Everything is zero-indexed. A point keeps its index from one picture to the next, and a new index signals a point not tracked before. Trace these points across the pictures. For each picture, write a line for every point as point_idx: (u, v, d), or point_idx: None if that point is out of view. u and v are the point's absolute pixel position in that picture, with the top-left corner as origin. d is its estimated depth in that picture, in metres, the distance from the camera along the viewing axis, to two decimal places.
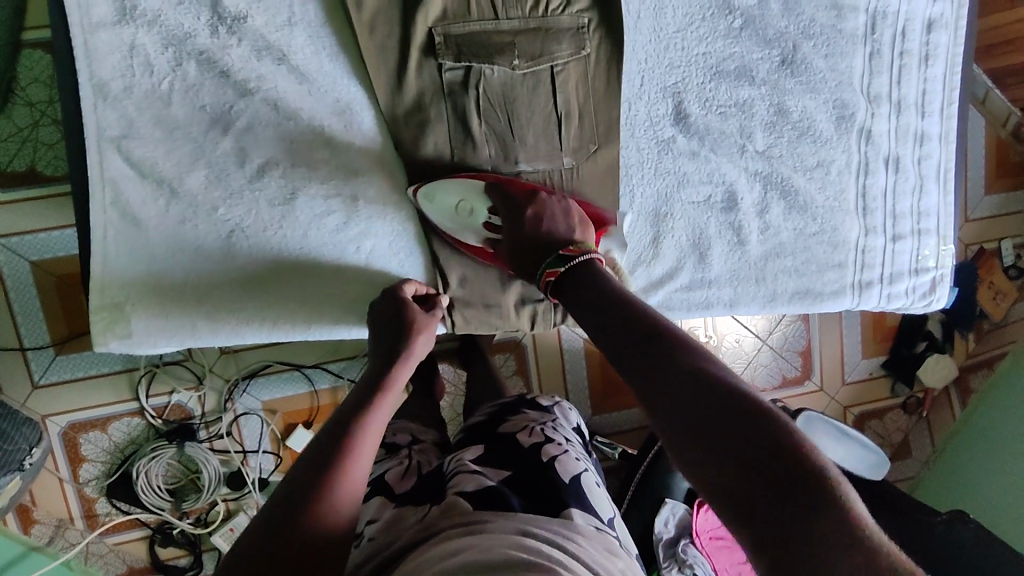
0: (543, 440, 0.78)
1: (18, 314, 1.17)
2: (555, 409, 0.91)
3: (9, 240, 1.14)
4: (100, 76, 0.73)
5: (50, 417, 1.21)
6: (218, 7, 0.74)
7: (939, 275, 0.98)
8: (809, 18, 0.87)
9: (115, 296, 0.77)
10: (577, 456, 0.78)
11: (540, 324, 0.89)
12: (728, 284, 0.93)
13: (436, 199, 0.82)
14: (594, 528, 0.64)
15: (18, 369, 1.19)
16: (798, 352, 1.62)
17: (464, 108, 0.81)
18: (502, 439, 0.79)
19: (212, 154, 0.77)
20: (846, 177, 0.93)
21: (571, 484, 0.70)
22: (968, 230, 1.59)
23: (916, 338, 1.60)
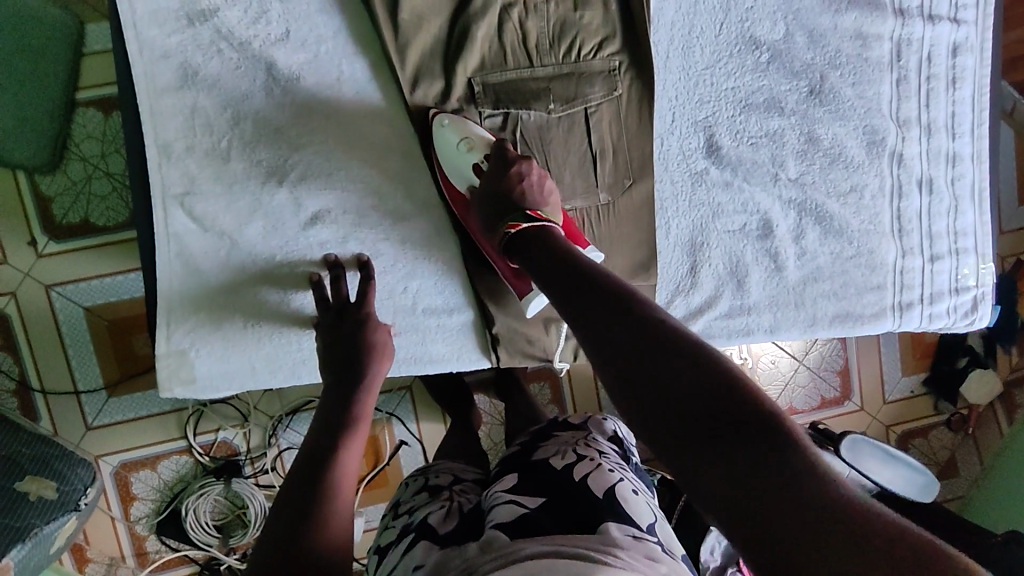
0: (576, 459, 0.78)
1: (74, 360, 1.22)
2: (588, 424, 0.91)
3: (64, 288, 1.20)
4: (164, 138, 0.79)
5: (103, 457, 1.25)
6: (273, 70, 0.79)
7: (979, 294, 0.98)
8: (835, 49, 0.90)
9: (179, 344, 0.82)
10: (612, 469, 0.78)
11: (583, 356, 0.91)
12: (768, 311, 0.94)
13: (443, 131, 0.80)
14: (632, 537, 0.63)
15: (73, 412, 1.23)
16: (836, 372, 1.63)
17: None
18: (534, 465, 0.79)
19: (268, 205, 0.81)
20: (879, 201, 0.94)
21: (606, 497, 0.70)
22: (1005, 242, 1.62)
23: (957, 353, 1.61)
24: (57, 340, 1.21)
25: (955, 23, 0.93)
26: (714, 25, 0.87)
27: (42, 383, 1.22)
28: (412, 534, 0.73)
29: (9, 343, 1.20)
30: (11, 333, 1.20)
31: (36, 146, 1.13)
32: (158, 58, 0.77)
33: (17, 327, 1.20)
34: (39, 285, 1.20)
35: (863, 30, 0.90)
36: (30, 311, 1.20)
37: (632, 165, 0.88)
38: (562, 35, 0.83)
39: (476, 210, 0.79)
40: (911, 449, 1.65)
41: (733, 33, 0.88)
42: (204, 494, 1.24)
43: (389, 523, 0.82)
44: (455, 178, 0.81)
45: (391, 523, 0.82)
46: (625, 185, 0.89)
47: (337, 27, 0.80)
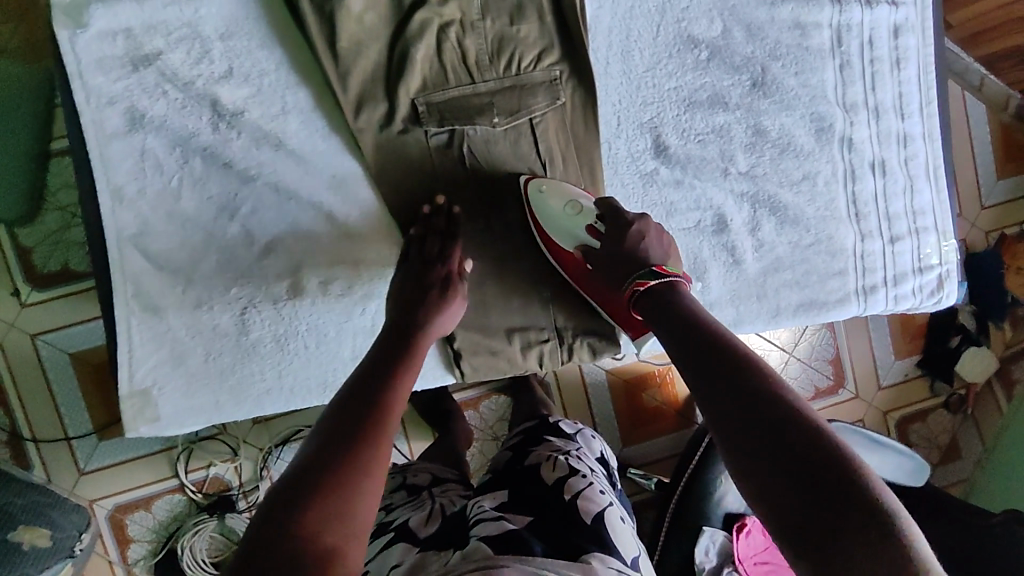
0: (566, 474, 0.79)
1: (61, 405, 1.23)
2: (578, 438, 0.93)
3: (47, 336, 1.22)
4: (116, 182, 0.80)
5: (97, 501, 1.25)
6: (218, 107, 0.81)
7: (945, 272, 0.98)
8: (774, 41, 0.91)
9: (142, 382, 0.83)
10: (602, 489, 0.79)
11: (548, 365, 0.91)
12: (730, 305, 0.94)
13: (546, 196, 0.84)
14: (616, 571, 0.64)
15: (64, 458, 1.24)
16: (828, 361, 1.61)
17: (452, 169, 0.86)
18: (525, 477, 0.80)
19: (222, 239, 0.83)
20: (834, 188, 0.94)
21: (595, 523, 0.70)
22: (986, 217, 1.63)
23: (949, 332, 1.60)
24: (45, 387, 1.22)
25: (894, 5, 0.93)
26: (651, 28, 0.89)
27: (34, 431, 1.22)
28: (392, 534, 0.74)
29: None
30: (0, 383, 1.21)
31: (13, 199, 1.15)
32: (105, 104, 0.79)
33: (5, 378, 1.21)
34: (24, 334, 1.21)
35: (800, 20, 0.91)
36: (15, 360, 1.21)
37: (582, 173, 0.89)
38: (502, 49, 0.84)
39: (595, 266, 0.81)
40: (911, 434, 1.63)
41: (670, 34, 0.89)
42: (197, 531, 1.24)
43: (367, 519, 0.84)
44: (559, 235, 0.84)
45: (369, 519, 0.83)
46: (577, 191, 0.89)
47: (279, 60, 0.81)
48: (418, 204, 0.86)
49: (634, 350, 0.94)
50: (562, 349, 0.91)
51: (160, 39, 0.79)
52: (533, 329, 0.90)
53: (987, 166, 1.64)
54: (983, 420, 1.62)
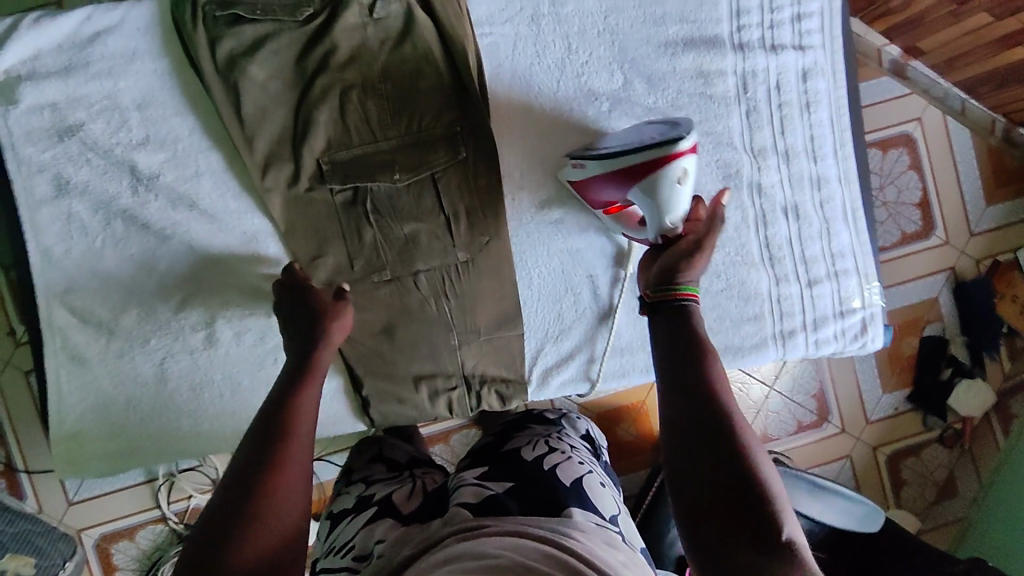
0: (545, 451, 0.93)
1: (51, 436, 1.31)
2: (563, 420, 1.07)
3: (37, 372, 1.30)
4: (45, 243, 0.86)
5: (84, 531, 1.32)
6: (136, 172, 0.87)
7: (869, 315, 0.96)
8: (675, 91, 0.92)
9: (72, 429, 0.89)
10: (579, 462, 0.92)
11: (457, 411, 0.93)
12: (642, 351, 0.95)
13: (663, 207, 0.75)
14: (593, 524, 0.74)
15: (55, 488, 1.31)
16: (812, 395, 1.56)
17: (357, 223, 0.89)
18: (505, 456, 0.93)
19: (141, 294, 0.88)
20: (745, 233, 0.94)
21: (571, 486, 0.83)
22: (976, 244, 1.57)
23: (939, 364, 1.55)
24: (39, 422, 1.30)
25: (800, 49, 0.94)
26: (550, 83, 0.91)
27: (27, 462, 1.30)
28: (376, 507, 0.88)
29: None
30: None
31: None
32: (33, 173, 0.86)
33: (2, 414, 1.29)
34: (19, 372, 1.29)
35: (703, 69, 0.92)
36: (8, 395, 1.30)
37: (483, 224, 0.90)
38: (403, 108, 0.88)
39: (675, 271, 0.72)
40: (902, 470, 1.58)
41: (571, 88, 0.91)
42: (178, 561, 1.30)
43: (343, 491, 0.98)
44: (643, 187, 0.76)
45: (347, 490, 0.97)
46: (474, 239, 0.90)
47: (193, 126, 0.87)
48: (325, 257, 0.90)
49: (544, 396, 0.95)
50: (470, 395, 0.93)
51: (83, 111, 0.86)
52: (438, 377, 0.92)
53: (974, 193, 1.58)
54: (982, 457, 1.55)
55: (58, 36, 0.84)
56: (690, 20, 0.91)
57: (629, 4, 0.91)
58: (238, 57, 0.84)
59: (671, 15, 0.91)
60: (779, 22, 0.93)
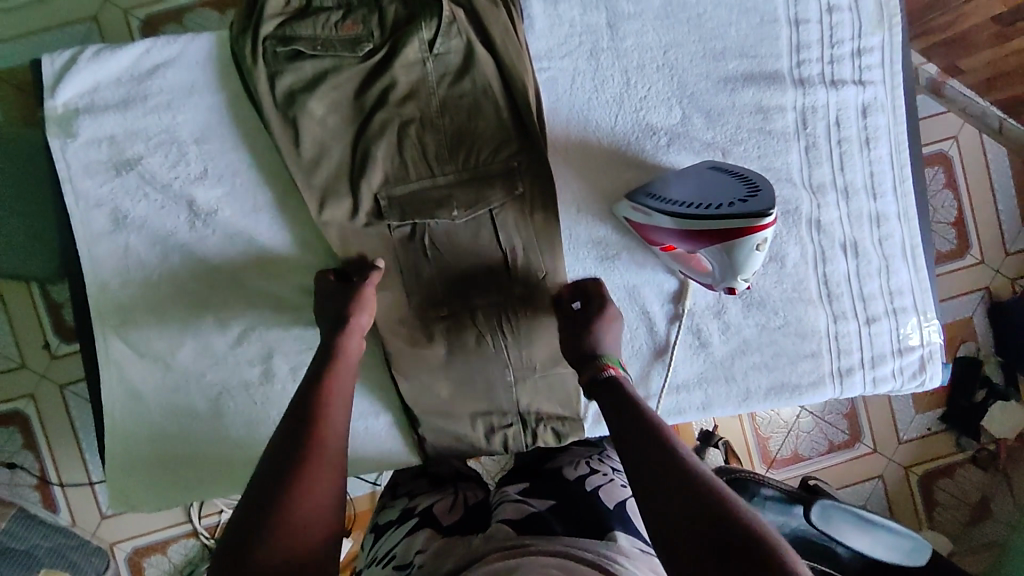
0: (588, 471, 0.83)
1: (85, 450, 1.32)
2: (603, 442, 0.94)
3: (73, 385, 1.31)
4: (102, 277, 0.86)
5: (117, 544, 1.33)
6: (194, 206, 0.86)
7: (927, 353, 0.96)
8: (734, 125, 0.91)
9: (126, 462, 0.88)
10: (623, 484, 0.81)
11: (513, 449, 0.92)
12: (698, 388, 0.94)
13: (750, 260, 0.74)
14: (639, 550, 0.66)
15: (88, 501, 1.32)
16: (844, 415, 1.55)
17: (415, 260, 0.88)
18: (547, 474, 0.84)
19: (198, 328, 0.88)
20: (802, 269, 0.93)
21: (615, 508, 0.73)
22: (1012, 264, 1.55)
23: (972, 385, 1.53)
24: (71, 432, 1.31)
25: (861, 84, 0.92)
26: (608, 118, 0.91)
27: (61, 476, 1.31)
28: (415, 519, 0.78)
29: (28, 439, 1.30)
30: (33, 434, 1.30)
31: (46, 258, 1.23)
32: (91, 207, 0.85)
33: (36, 424, 1.30)
34: (54, 385, 1.31)
35: (762, 104, 0.91)
36: (44, 409, 1.30)
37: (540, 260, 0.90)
38: (461, 144, 0.88)
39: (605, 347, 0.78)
40: (935, 490, 1.56)
41: (628, 123, 0.91)
42: None
43: (386, 505, 0.87)
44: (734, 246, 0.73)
45: (389, 503, 0.87)
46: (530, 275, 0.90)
47: (251, 160, 0.87)
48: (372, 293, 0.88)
49: (599, 433, 0.95)
50: (526, 432, 0.92)
51: (141, 144, 0.85)
52: (495, 413, 0.91)
53: (1011, 213, 1.55)
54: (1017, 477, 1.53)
55: (115, 70, 0.84)
56: (750, 55, 0.91)
57: (689, 40, 0.90)
58: (298, 92, 0.83)
59: (730, 50, 0.91)
60: (839, 57, 0.92)
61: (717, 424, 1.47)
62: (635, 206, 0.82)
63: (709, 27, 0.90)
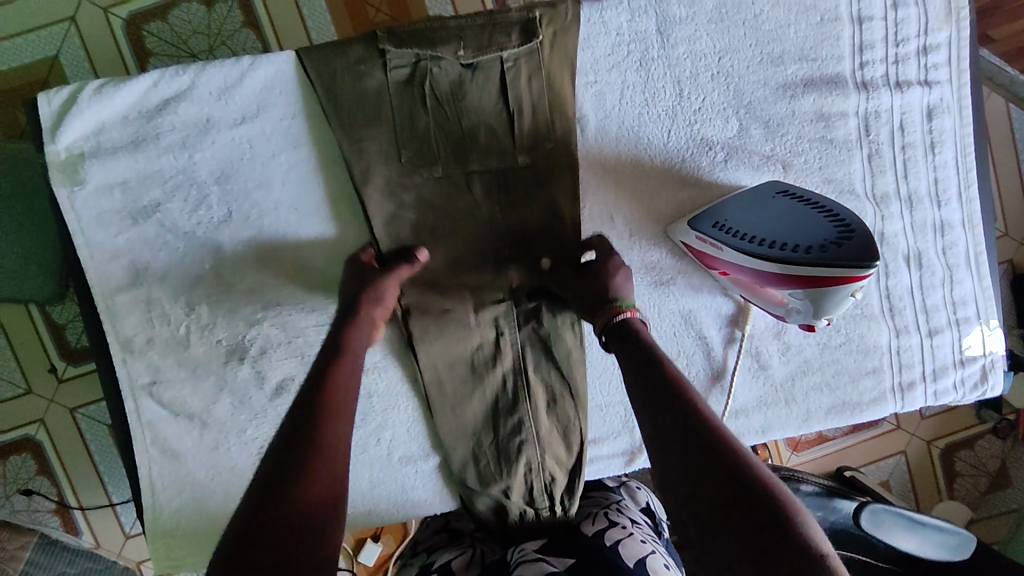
0: (607, 525, 0.79)
1: (104, 473, 1.27)
2: (621, 490, 0.90)
3: (88, 409, 1.25)
4: (125, 334, 0.80)
5: (144, 563, 1.30)
6: (220, 253, 0.80)
7: (989, 362, 0.92)
8: (795, 136, 0.85)
9: (166, 523, 0.83)
10: (644, 538, 0.76)
11: (549, 449, 0.86)
12: (757, 412, 0.90)
13: (831, 309, 0.69)
14: None
15: (111, 524, 1.28)
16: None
17: (411, 107, 0.78)
18: (567, 532, 0.80)
19: (233, 381, 0.82)
20: (864, 285, 0.89)
21: (637, 568, 0.68)
22: None
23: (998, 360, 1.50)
24: (87, 456, 1.26)
25: (927, 85, 0.86)
26: (661, 134, 0.84)
27: (80, 499, 1.26)
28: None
29: (42, 465, 1.25)
30: (47, 460, 1.25)
31: (41, 287, 1.14)
32: (107, 259, 0.78)
33: (50, 451, 1.25)
34: (64, 409, 1.25)
35: (823, 111, 0.85)
36: (58, 436, 1.25)
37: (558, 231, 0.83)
38: (505, 166, 0.81)
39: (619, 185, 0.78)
40: (957, 463, 1.55)
41: (681, 138, 0.85)
42: None
43: (407, 562, 0.83)
44: (821, 295, 0.68)
45: (410, 561, 0.83)
46: (561, 150, 0.82)
47: (278, 199, 0.80)
48: (360, 167, 0.79)
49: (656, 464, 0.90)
50: (567, 456, 0.87)
51: (157, 189, 0.78)
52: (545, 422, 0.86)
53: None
54: None
55: (122, 107, 0.76)
56: (811, 58, 0.84)
57: (744, 44, 0.83)
58: None
59: (790, 53, 0.84)
60: (904, 56, 0.85)
61: None
62: (697, 234, 0.77)
63: (766, 29, 0.83)
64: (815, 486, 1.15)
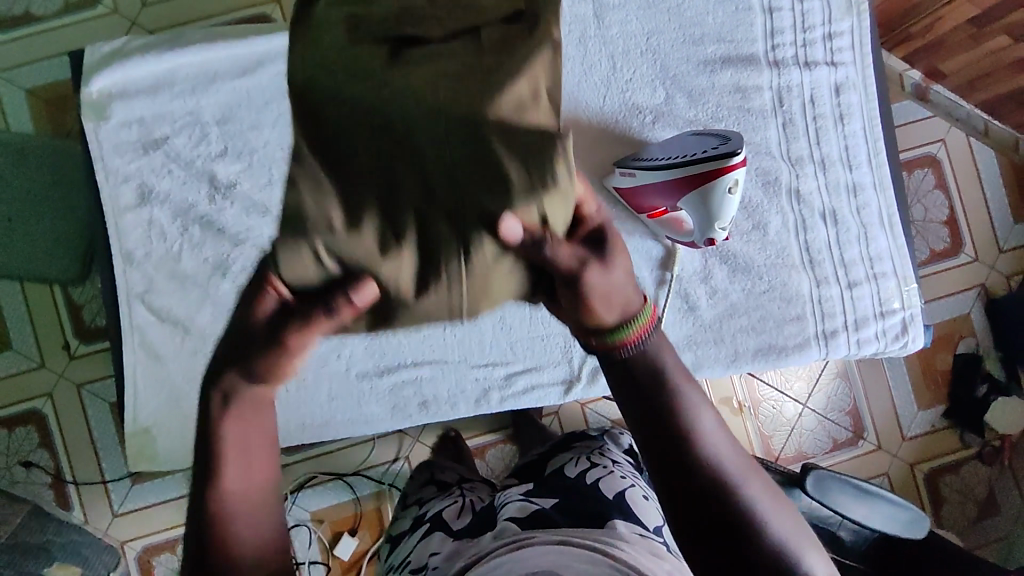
0: (589, 465, 0.83)
1: (100, 449, 1.29)
2: (605, 436, 0.97)
3: (94, 385, 1.30)
4: (128, 248, 0.93)
5: (128, 543, 1.28)
6: (214, 181, 0.94)
7: (909, 316, 0.99)
8: (715, 104, 0.98)
9: (143, 421, 0.93)
10: (624, 475, 0.82)
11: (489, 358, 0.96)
12: (688, 350, 0.97)
13: (719, 215, 0.83)
14: (637, 534, 0.65)
15: (100, 499, 1.28)
16: (846, 412, 1.47)
17: None
18: (551, 473, 0.85)
19: (215, 294, 0.94)
20: (785, 237, 0.98)
21: (616, 499, 0.74)
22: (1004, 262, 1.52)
23: (973, 380, 1.49)
24: (87, 431, 1.29)
25: (832, 66, 0.99)
26: (598, 99, 0.98)
27: (75, 473, 1.28)
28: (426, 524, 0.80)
29: (44, 436, 1.29)
30: (50, 432, 1.28)
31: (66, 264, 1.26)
32: (120, 183, 0.92)
33: (53, 422, 1.29)
34: (72, 385, 1.30)
35: (740, 84, 0.98)
36: (61, 409, 1.29)
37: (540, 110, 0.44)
38: None
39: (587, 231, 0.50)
40: (943, 488, 1.48)
41: (615, 103, 0.98)
42: None
43: (401, 515, 0.91)
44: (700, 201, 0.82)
45: (402, 513, 0.92)
46: None
47: (266, 138, 0.94)
48: None
49: (593, 394, 0.98)
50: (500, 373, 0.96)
51: (168, 126, 0.93)
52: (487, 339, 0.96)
53: (1000, 208, 1.53)
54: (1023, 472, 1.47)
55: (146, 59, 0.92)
56: (728, 40, 0.98)
57: (669, 27, 0.98)
58: None
59: (709, 36, 0.98)
60: (811, 41, 0.99)
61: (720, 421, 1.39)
62: (622, 171, 0.90)
63: (688, 16, 0.98)
64: (776, 478, 1.24)
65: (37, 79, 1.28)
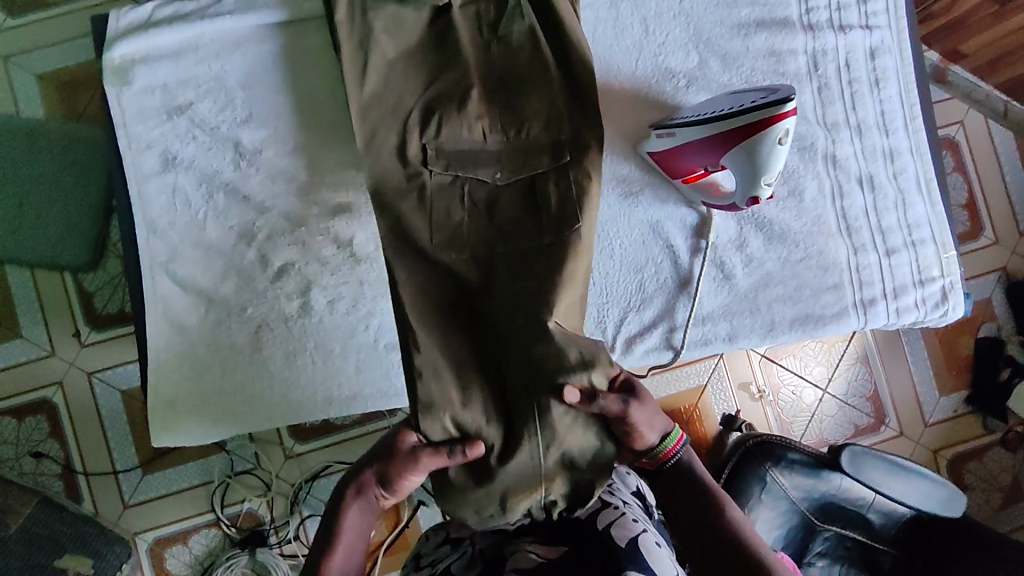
0: (598, 505, 0.73)
1: (110, 438, 1.22)
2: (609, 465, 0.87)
3: (104, 374, 1.23)
4: (150, 216, 0.90)
5: (139, 534, 1.21)
6: (239, 148, 0.91)
7: (948, 284, 0.97)
8: (749, 69, 0.96)
9: (166, 395, 0.90)
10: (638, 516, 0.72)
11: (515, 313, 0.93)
12: (724, 319, 0.95)
13: (764, 169, 0.81)
14: None
15: (111, 490, 1.21)
16: (866, 399, 1.43)
17: None
18: (555, 512, 0.76)
19: (240, 263, 0.91)
20: (821, 204, 0.96)
21: (627, 548, 0.67)
22: None
23: (996, 364, 1.45)
24: (99, 425, 1.22)
25: (868, 29, 0.98)
26: (630, 63, 0.96)
27: (85, 464, 1.21)
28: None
29: (55, 428, 1.21)
30: (60, 424, 1.21)
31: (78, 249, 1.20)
32: (143, 149, 0.90)
33: (64, 413, 1.22)
34: (83, 373, 1.22)
35: (775, 48, 0.96)
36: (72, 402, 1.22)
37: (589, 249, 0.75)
38: None
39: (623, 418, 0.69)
40: (967, 475, 1.44)
41: (648, 68, 0.96)
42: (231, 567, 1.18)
43: None
44: (744, 153, 0.80)
45: None
46: None
47: (291, 103, 0.92)
48: None
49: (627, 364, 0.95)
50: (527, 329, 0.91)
51: (192, 91, 0.91)
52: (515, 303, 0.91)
53: (1021, 190, 1.49)
54: None
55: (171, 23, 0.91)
56: (762, 3, 0.97)
57: None
58: None
59: None
60: (846, 4, 0.97)
61: (740, 408, 1.37)
62: (659, 132, 0.90)
63: None
64: (802, 465, 1.18)
65: (42, 55, 1.22)
